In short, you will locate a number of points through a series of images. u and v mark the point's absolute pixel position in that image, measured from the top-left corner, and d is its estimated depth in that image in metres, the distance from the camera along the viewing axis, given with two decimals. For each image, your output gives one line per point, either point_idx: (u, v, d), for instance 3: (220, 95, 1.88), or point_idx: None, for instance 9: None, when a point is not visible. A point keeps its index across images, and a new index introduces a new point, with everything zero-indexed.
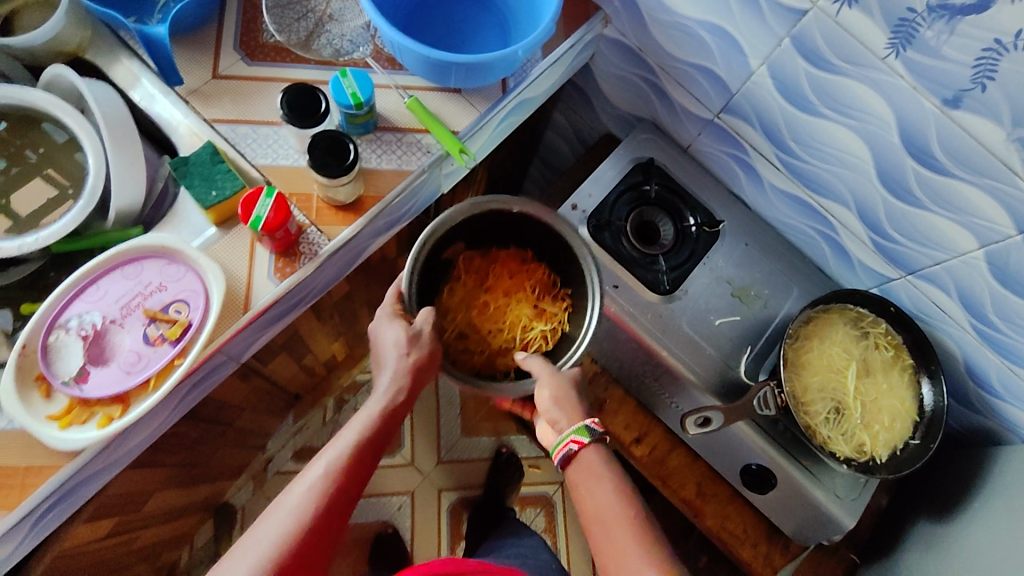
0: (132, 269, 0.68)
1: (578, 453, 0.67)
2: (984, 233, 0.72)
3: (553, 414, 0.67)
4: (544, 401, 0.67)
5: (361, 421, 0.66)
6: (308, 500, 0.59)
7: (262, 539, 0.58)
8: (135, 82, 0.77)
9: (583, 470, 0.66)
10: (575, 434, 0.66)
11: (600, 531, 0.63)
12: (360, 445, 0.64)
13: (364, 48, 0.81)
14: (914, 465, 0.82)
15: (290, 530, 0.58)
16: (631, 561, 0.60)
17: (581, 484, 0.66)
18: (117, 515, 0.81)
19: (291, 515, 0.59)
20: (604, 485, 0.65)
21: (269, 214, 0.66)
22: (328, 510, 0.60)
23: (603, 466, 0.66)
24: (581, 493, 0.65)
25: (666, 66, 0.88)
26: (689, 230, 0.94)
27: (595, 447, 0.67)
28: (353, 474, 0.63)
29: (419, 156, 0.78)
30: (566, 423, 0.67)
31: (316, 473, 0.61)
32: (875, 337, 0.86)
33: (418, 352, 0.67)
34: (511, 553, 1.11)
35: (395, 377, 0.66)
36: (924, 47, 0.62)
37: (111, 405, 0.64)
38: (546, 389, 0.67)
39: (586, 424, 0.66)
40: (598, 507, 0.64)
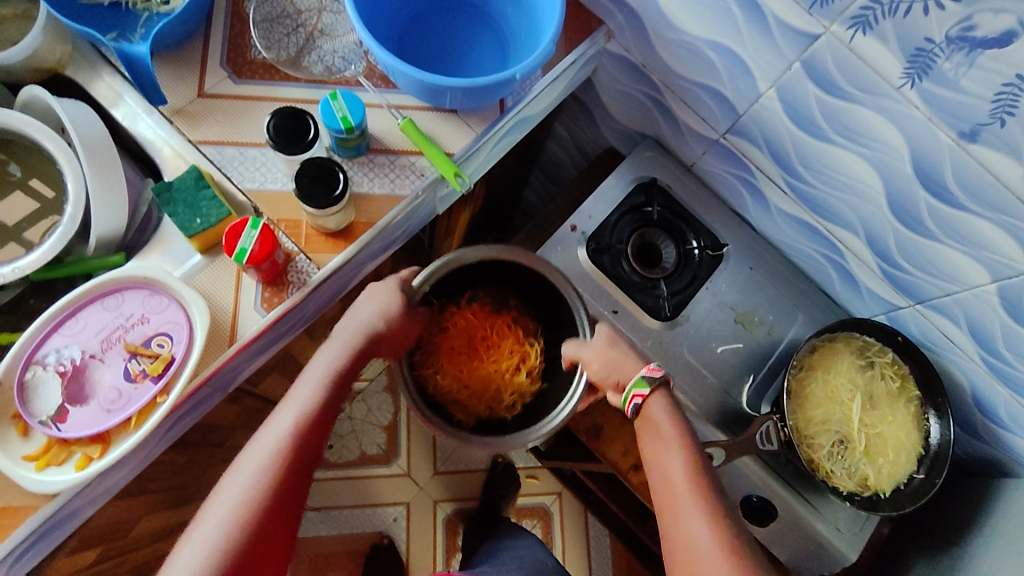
0: (112, 300, 0.66)
1: (643, 404, 0.68)
2: (997, 267, 0.69)
3: (608, 374, 0.71)
4: (592, 363, 0.72)
5: (322, 374, 0.66)
6: (278, 450, 0.60)
7: (241, 479, 0.58)
8: (118, 100, 0.74)
9: (649, 424, 0.68)
10: (636, 386, 0.68)
11: (662, 485, 0.64)
12: (323, 400, 0.64)
13: (357, 65, 0.78)
14: (918, 502, 0.80)
15: (260, 485, 0.58)
16: (682, 510, 0.61)
17: (647, 436, 0.68)
18: (102, 543, 0.79)
19: (261, 466, 0.59)
20: (667, 441, 0.66)
21: (254, 247, 0.63)
22: (297, 463, 0.60)
23: (666, 419, 0.67)
24: (646, 447, 0.67)
25: (670, 83, 0.85)
26: (692, 253, 0.91)
27: (658, 395, 0.69)
28: (316, 428, 0.63)
29: (413, 180, 0.75)
30: (626, 378, 0.70)
31: (284, 423, 0.62)
32: (881, 367, 0.84)
33: (393, 307, 0.71)
34: (508, 557, 1.11)
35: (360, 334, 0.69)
36: (942, 79, 0.59)
37: (90, 444, 0.62)
38: (591, 359, 0.72)
39: (644, 375, 0.68)
40: (659, 461, 0.65)
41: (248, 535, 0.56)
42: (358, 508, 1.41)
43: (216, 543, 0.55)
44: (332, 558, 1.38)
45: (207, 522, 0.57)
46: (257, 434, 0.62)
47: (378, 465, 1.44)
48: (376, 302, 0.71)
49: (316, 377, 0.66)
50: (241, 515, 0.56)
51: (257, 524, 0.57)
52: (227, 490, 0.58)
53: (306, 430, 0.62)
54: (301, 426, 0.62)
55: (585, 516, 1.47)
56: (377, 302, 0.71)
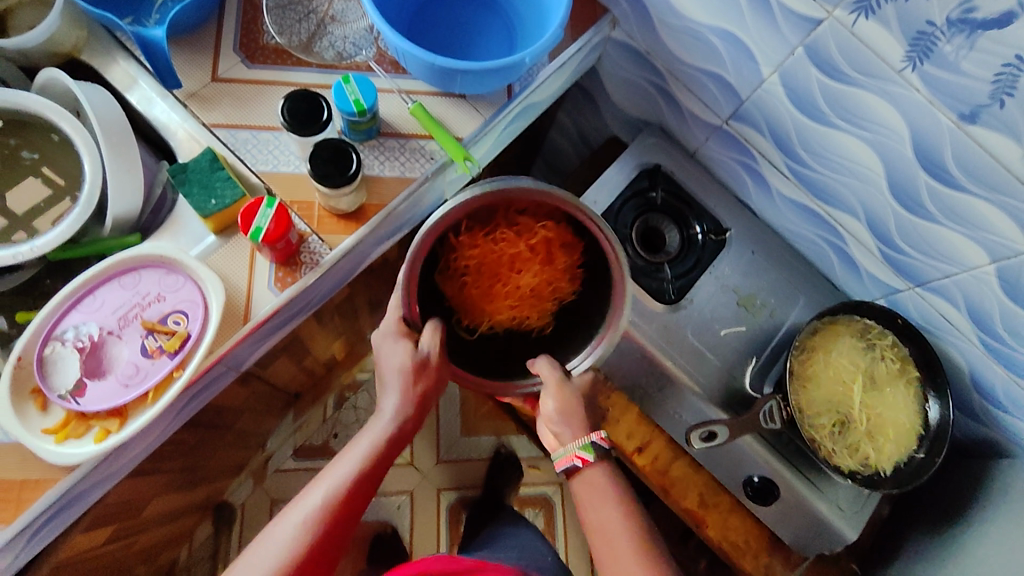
0: (129, 279, 0.67)
1: (584, 467, 0.66)
2: (996, 248, 0.71)
3: (557, 425, 0.66)
4: (549, 407, 0.64)
5: (363, 450, 0.64)
6: (301, 534, 0.59)
7: (264, 562, 0.58)
8: (132, 84, 0.75)
9: (587, 484, 0.66)
10: (581, 450, 0.66)
11: (600, 543, 0.64)
12: (358, 479, 0.63)
13: (367, 51, 0.79)
14: (917, 480, 0.81)
15: (283, 564, 0.58)
16: (631, 571, 0.61)
17: (585, 498, 0.66)
18: (115, 521, 0.79)
19: (285, 544, 0.59)
20: (607, 502, 0.65)
21: (269, 225, 0.65)
22: (321, 544, 0.60)
23: (606, 480, 0.66)
24: (584, 508, 0.65)
25: (674, 70, 0.86)
26: (695, 238, 0.93)
27: (601, 465, 0.67)
28: (348, 506, 0.62)
29: (423, 163, 0.77)
30: (570, 437, 0.66)
31: (313, 502, 0.61)
32: (881, 349, 0.86)
33: (426, 378, 0.64)
34: (508, 545, 1.12)
35: (399, 405, 0.65)
36: (942, 61, 0.61)
37: (109, 418, 0.63)
38: (552, 399, 0.62)
39: (592, 440, 0.66)
40: (600, 522, 0.64)
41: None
42: None
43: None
44: None
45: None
46: (292, 503, 0.62)
47: None
48: (401, 370, 0.63)
49: (356, 453, 0.64)
50: None
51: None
52: (252, 560, 0.59)
53: (332, 516, 0.61)
54: (331, 506, 0.61)
55: None
56: (402, 370, 0.63)
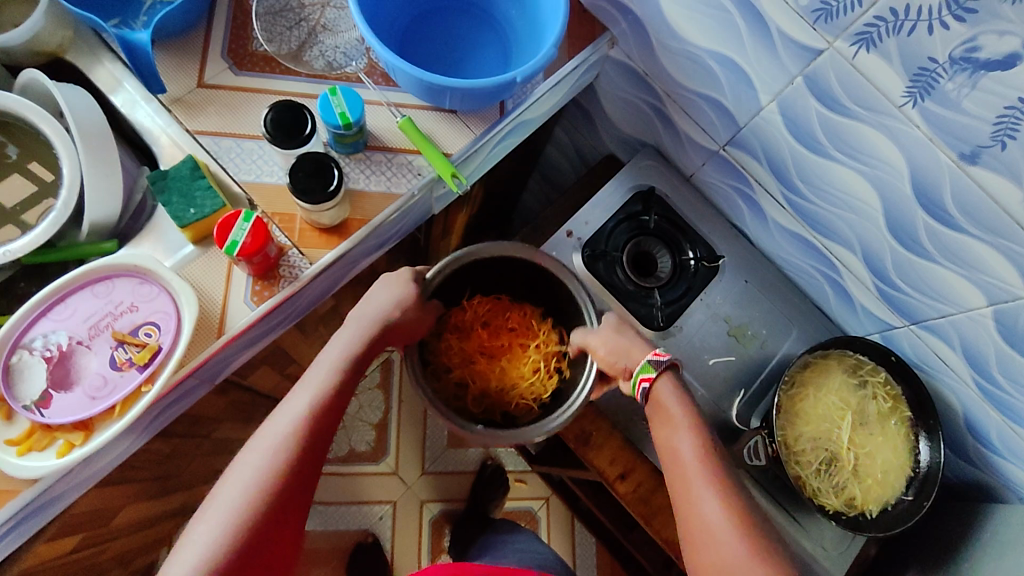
0: (102, 288, 0.65)
1: (652, 389, 0.70)
2: (993, 291, 0.69)
3: (618, 362, 0.73)
4: (599, 349, 0.74)
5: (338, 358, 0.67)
6: (294, 430, 0.60)
7: (254, 462, 0.58)
8: (117, 87, 0.74)
9: (659, 409, 0.69)
10: (644, 371, 0.71)
11: (672, 464, 0.66)
12: (326, 398, 0.63)
13: (358, 62, 0.77)
14: (905, 524, 0.79)
15: (265, 480, 0.56)
16: (695, 491, 0.62)
17: (659, 419, 0.69)
18: (83, 531, 0.78)
19: (264, 462, 0.57)
20: (677, 424, 0.67)
21: (246, 239, 0.63)
22: (318, 436, 0.61)
23: (676, 402, 0.69)
24: (658, 429, 0.69)
25: (672, 93, 0.85)
26: (688, 264, 0.91)
27: (665, 379, 0.71)
28: (322, 426, 0.62)
29: (409, 179, 0.75)
30: (633, 365, 0.72)
31: (289, 419, 0.61)
32: (873, 386, 0.84)
33: (403, 293, 0.72)
34: (509, 550, 1.11)
35: (378, 319, 0.70)
36: (944, 99, 0.59)
37: (73, 431, 0.62)
38: (597, 346, 0.74)
39: (649, 359, 0.71)
40: (672, 444, 0.67)
41: (249, 533, 0.54)
42: (346, 505, 1.40)
43: (229, 519, 0.54)
44: (317, 554, 1.37)
45: (207, 517, 0.55)
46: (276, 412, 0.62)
47: (367, 462, 1.43)
48: (392, 300, 0.71)
49: (322, 374, 0.65)
50: (252, 499, 0.55)
51: (260, 521, 0.55)
52: (230, 484, 0.57)
53: (321, 414, 0.62)
54: (305, 423, 0.61)
55: (572, 522, 1.46)
56: (392, 300, 0.71)
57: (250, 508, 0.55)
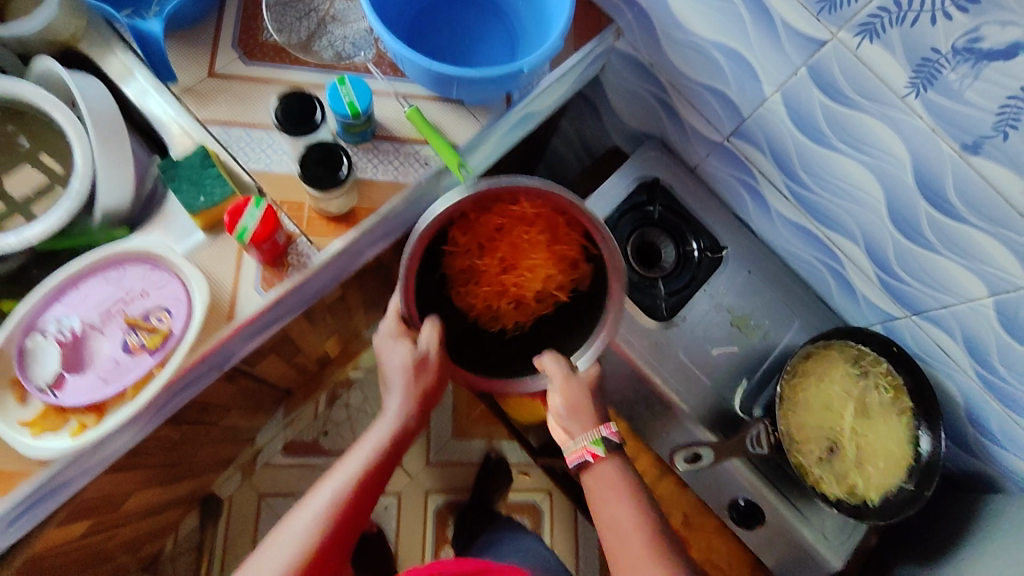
0: (114, 273, 0.66)
1: (593, 463, 0.64)
2: (995, 281, 0.69)
3: (565, 421, 0.65)
4: (556, 405, 0.63)
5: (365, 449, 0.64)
6: (308, 539, 0.58)
7: (265, 568, 0.57)
8: (129, 77, 0.75)
9: (598, 480, 0.64)
10: (592, 445, 0.64)
11: (615, 541, 0.62)
12: (368, 474, 0.63)
13: (367, 52, 0.78)
14: (905, 513, 0.79)
15: (294, 563, 0.57)
16: (648, 572, 0.58)
17: (596, 492, 0.64)
18: (93, 515, 0.79)
19: (296, 541, 0.58)
20: (619, 497, 0.63)
21: (256, 225, 0.64)
22: (331, 542, 0.60)
23: (621, 476, 0.64)
24: (596, 505, 0.64)
25: (677, 84, 0.85)
26: (691, 255, 0.92)
27: (610, 460, 0.65)
28: (358, 503, 0.62)
29: (417, 168, 0.76)
30: (577, 433, 0.65)
31: (328, 492, 0.61)
32: (874, 376, 0.84)
33: (425, 376, 0.63)
34: (510, 551, 1.13)
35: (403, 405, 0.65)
36: (947, 90, 0.59)
37: (86, 413, 0.63)
38: (556, 395, 0.62)
39: (602, 435, 0.64)
40: (613, 520, 0.62)
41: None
42: None
43: None
44: None
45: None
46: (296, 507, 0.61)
47: None
48: (401, 367, 0.63)
49: (367, 447, 0.64)
50: None
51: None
52: (264, 558, 0.58)
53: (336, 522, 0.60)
54: (344, 501, 0.61)
55: (575, 514, 1.47)
56: (401, 367, 0.63)
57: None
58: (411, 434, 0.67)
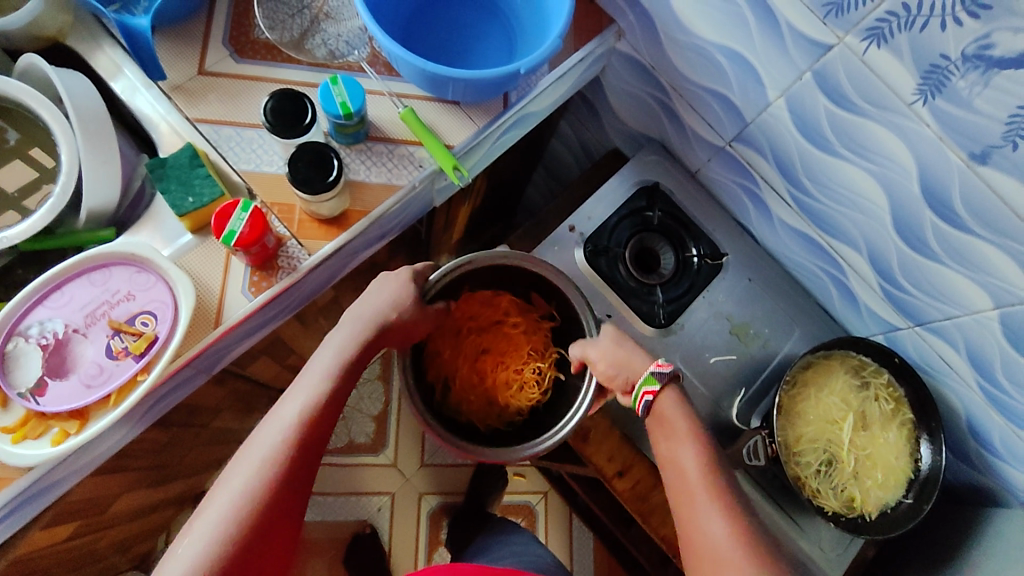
0: (99, 276, 0.65)
1: (655, 401, 0.68)
2: (1001, 294, 0.67)
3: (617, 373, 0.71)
4: (602, 362, 0.71)
5: (337, 353, 0.65)
6: (289, 433, 0.58)
7: (249, 464, 0.55)
8: (117, 73, 0.73)
9: (661, 420, 0.67)
10: (646, 384, 0.68)
11: (676, 479, 0.64)
12: (332, 391, 0.62)
13: (361, 51, 0.76)
14: (904, 527, 0.78)
15: (271, 469, 0.55)
16: (700, 505, 0.60)
17: (660, 431, 0.68)
18: (78, 519, 0.77)
19: (267, 455, 0.56)
20: (684, 439, 0.65)
21: (243, 229, 0.62)
22: (314, 435, 0.59)
23: (677, 412, 0.67)
24: (661, 442, 0.67)
25: (679, 87, 0.83)
26: (691, 261, 0.90)
27: (669, 390, 0.69)
28: (332, 406, 0.62)
29: (411, 171, 0.74)
30: (637, 376, 0.70)
31: (294, 408, 0.60)
32: (875, 388, 0.83)
33: (409, 298, 0.70)
34: (507, 552, 1.11)
35: (375, 319, 0.68)
36: (955, 98, 0.57)
37: (68, 420, 0.61)
38: (597, 359, 0.72)
39: (652, 371, 0.68)
40: (676, 460, 0.64)
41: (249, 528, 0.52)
42: (344, 496, 1.40)
43: (225, 518, 0.52)
44: (314, 545, 1.37)
45: (212, 507, 0.53)
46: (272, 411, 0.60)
47: (366, 454, 1.43)
48: (391, 297, 0.70)
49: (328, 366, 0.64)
50: (249, 499, 0.53)
51: (265, 510, 0.53)
52: (235, 475, 0.55)
53: (316, 418, 0.60)
54: (320, 401, 0.61)
55: (570, 517, 1.46)
56: (391, 296, 0.70)
57: (251, 502, 0.53)
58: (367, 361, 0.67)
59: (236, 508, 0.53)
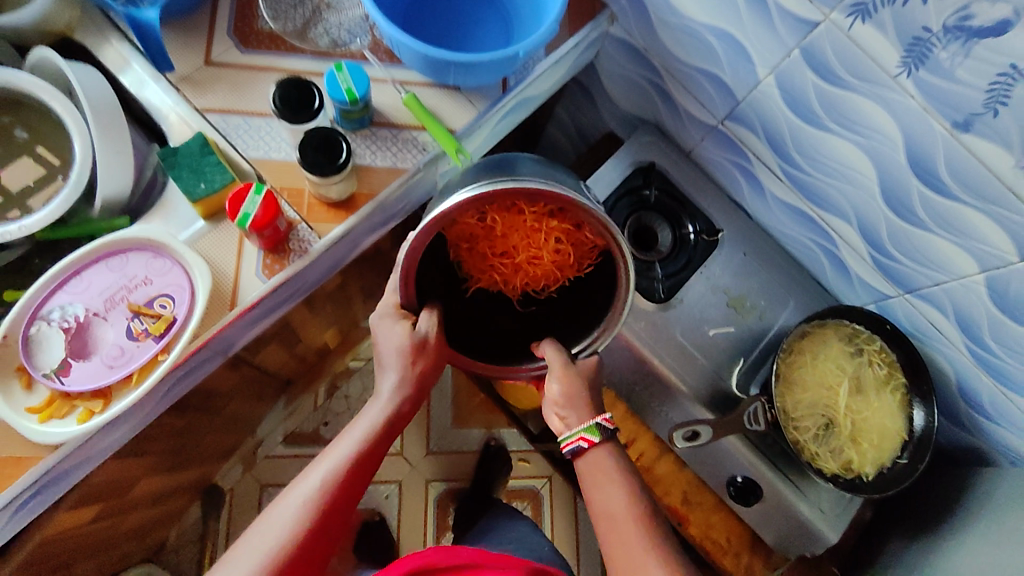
0: (117, 261, 0.67)
1: (590, 450, 0.64)
2: (986, 257, 0.70)
3: (562, 408, 0.64)
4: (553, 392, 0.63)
5: (361, 428, 0.63)
6: (299, 520, 0.57)
7: (257, 547, 0.55)
8: (125, 66, 0.75)
9: (593, 469, 0.63)
10: (586, 432, 0.64)
11: (608, 532, 0.60)
12: (362, 452, 0.61)
13: (362, 39, 0.78)
14: (900, 485, 0.82)
15: (275, 557, 0.55)
16: (636, 557, 0.58)
17: (590, 479, 0.63)
18: (100, 502, 0.79)
19: (290, 522, 0.56)
20: (614, 483, 0.62)
21: (258, 211, 0.64)
22: (324, 522, 0.58)
23: (613, 464, 0.64)
24: (591, 492, 0.63)
25: (671, 68, 0.86)
26: (687, 237, 0.93)
27: (607, 444, 0.64)
28: (350, 485, 0.60)
29: (415, 154, 0.77)
30: (576, 420, 0.64)
31: (322, 471, 0.59)
32: (869, 354, 0.85)
33: (422, 356, 0.63)
34: (504, 539, 1.13)
35: (398, 383, 0.64)
36: (937, 68, 0.60)
37: (93, 398, 0.64)
38: (554, 383, 0.62)
39: (597, 422, 0.64)
40: (607, 509, 0.61)
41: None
42: None
43: None
44: None
45: None
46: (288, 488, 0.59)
47: None
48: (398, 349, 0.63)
49: (358, 429, 0.63)
50: None
51: None
52: (242, 554, 0.56)
53: (330, 501, 0.58)
54: (335, 482, 0.59)
55: (575, 499, 1.48)
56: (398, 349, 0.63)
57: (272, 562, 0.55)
58: (405, 417, 0.66)
59: None
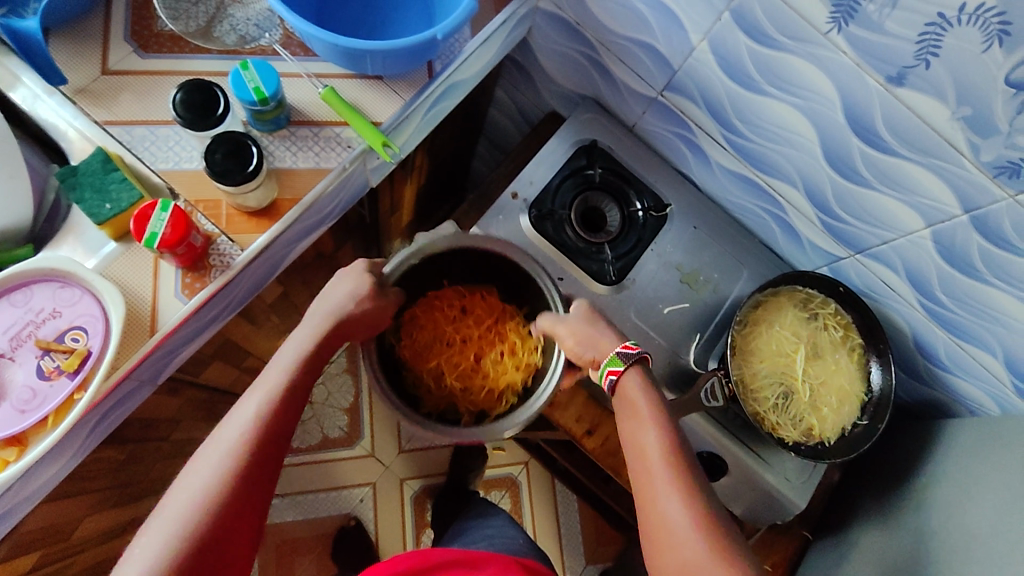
0: (20, 296, 0.62)
1: (619, 381, 0.68)
2: (930, 212, 0.69)
3: (584, 352, 0.71)
4: (565, 339, 0.72)
5: (295, 353, 0.63)
6: (244, 435, 0.55)
7: (203, 469, 0.53)
8: (14, 82, 0.69)
9: (627, 403, 0.67)
10: (612, 364, 0.68)
11: (637, 461, 0.62)
12: (295, 379, 0.61)
13: (273, 33, 0.73)
14: (861, 447, 0.81)
15: (224, 470, 0.53)
16: (657, 486, 0.59)
17: (623, 414, 0.67)
18: (38, 549, 0.75)
19: (233, 438, 0.55)
20: (643, 418, 0.64)
21: (165, 230, 0.60)
22: (271, 435, 0.56)
23: (644, 397, 0.66)
24: (626, 426, 0.65)
25: (605, 41, 0.82)
26: (636, 216, 0.90)
27: (634, 372, 0.68)
28: (292, 404, 0.60)
29: (339, 152, 0.72)
30: (602, 358, 0.70)
31: (252, 406, 0.57)
32: (823, 318, 0.85)
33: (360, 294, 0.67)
34: (480, 537, 1.12)
35: (332, 316, 0.66)
36: (867, 22, 0.58)
37: (6, 447, 0.59)
38: (565, 335, 0.72)
39: (617, 353, 0.68)
40: (638, 442, 0.63)
41: (207, 528, 0.50)
42: (324, 492, 1.39)
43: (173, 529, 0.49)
44: (299, 544, 1.36)
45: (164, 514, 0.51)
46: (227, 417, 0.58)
47: (343, 447, 1.42)
48: (343, 293, 0.68)
49: (292, 353, 0.62)
50: (204, 502, 0.51)
51: (219, 513, 0.51)
52: (188, 480, 0.53)
53: (274, 413, 0.57)
54: (275, 399, 0.58)
55: (554, 483, 1.47)
56: (344, 293, 0.68)
57: (188, 538, 0.50)
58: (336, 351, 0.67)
59: (191, 511, 0.50)
